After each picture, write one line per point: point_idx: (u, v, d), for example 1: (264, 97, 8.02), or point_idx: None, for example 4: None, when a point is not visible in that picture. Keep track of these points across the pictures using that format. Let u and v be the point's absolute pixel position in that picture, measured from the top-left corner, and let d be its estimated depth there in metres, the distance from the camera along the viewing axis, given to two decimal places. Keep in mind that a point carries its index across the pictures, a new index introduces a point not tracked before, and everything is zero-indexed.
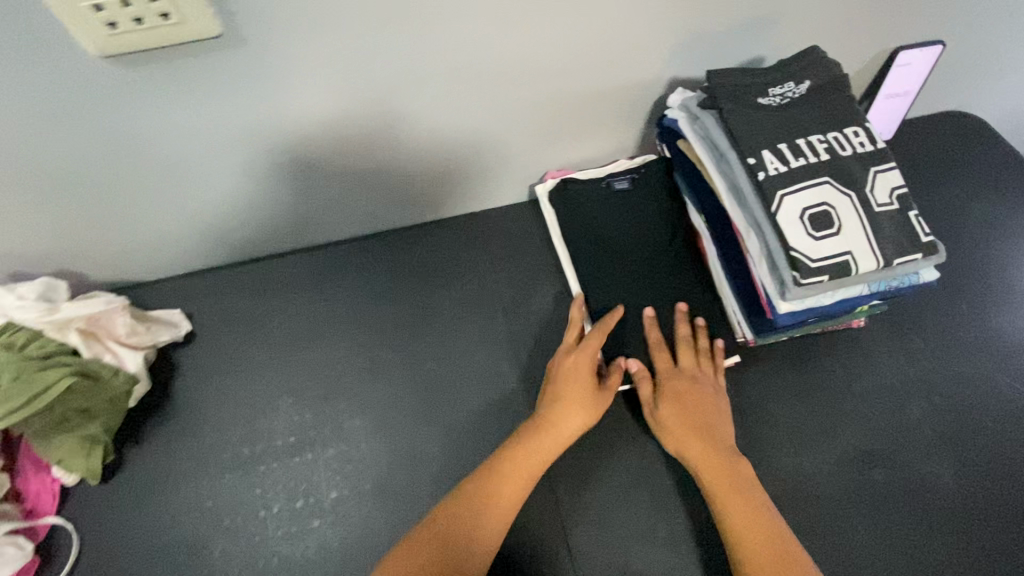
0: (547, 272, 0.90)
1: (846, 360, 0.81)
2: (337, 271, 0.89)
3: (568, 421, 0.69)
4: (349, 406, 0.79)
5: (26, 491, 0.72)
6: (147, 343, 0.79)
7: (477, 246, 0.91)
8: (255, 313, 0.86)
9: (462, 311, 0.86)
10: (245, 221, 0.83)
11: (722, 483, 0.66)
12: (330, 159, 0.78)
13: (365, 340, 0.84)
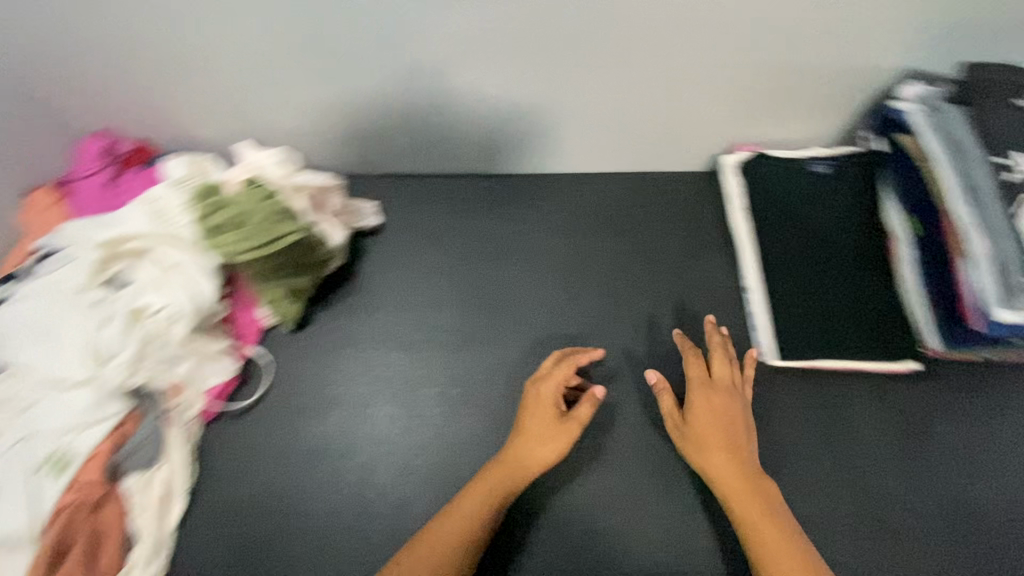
0: (717, 241, 0.90)
1: (815, 377, 0.80)
2: (513, 200, 0.94)
3: (519, 449, 0.70)
4: (508, 320, 0.86)
5: (235, 320, 0.84)
6: (347, 225, 0.90)
7: (650, 202, 0.93)
8: (431, 222, 0.93)
9: (627, 260, 0.89)
10: (441, 140, 0.90)
11: (745, 503, 0.65)
12: (530, 97, 0.82)
13: (530, 266, 0.89)
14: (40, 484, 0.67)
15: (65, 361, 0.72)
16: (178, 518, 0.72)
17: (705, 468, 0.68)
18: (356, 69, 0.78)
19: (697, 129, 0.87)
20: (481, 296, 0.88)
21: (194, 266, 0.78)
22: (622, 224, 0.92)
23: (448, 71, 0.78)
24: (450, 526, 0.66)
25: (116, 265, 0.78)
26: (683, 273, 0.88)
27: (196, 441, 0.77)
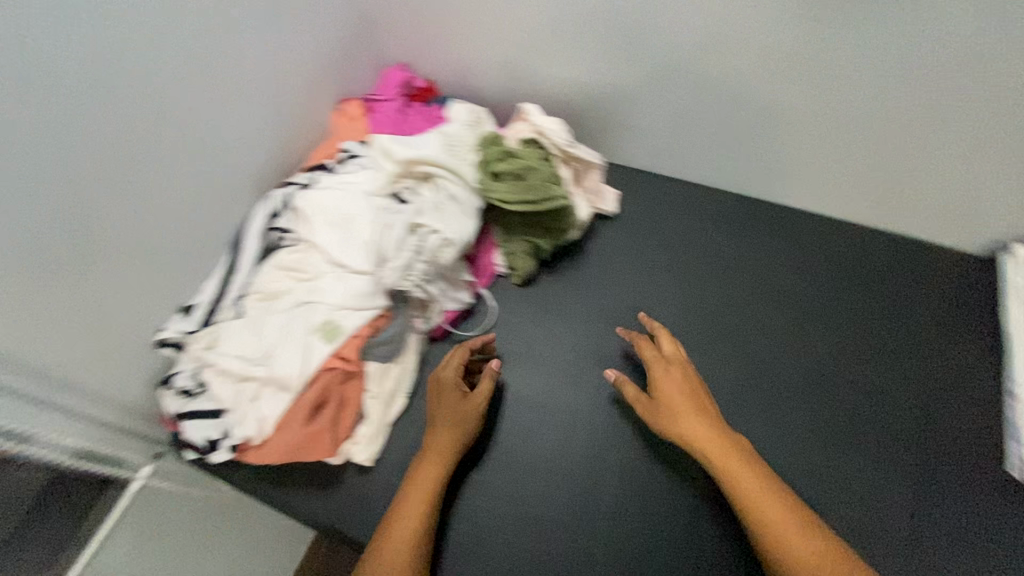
0: (963, 331, 0.91)
1: (723, 322, 0.93)
2: (748, 228, 1.01)
3: (435, 434, 0.76)
4: (724, 336, 0.92)
5: (479, 260, 0.94)
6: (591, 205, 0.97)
7: (888, 267, 0.96)
8: (663, 227, 1.02)
9: (853, 317, 0.92)
10: (698, 146, 1.00)
11: (717, 455, 0.69)
12: (801, 126, 0.89)
13: (755, 294, 0.95)
14: (314, 345, 0.77)
15: (351, 251, 0.82)
16: (396, 413, 0.82)
17: (679, 431, 0.72)
18: (659, 56, 0.90)
19: (959, 201, 0.89)
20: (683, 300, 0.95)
21: (466, 204, 0.88)
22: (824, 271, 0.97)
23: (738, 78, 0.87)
24: (414, 505, 0.70)
25: (404, 182, 0.88)
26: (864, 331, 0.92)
27: (419, 353, 0.87)
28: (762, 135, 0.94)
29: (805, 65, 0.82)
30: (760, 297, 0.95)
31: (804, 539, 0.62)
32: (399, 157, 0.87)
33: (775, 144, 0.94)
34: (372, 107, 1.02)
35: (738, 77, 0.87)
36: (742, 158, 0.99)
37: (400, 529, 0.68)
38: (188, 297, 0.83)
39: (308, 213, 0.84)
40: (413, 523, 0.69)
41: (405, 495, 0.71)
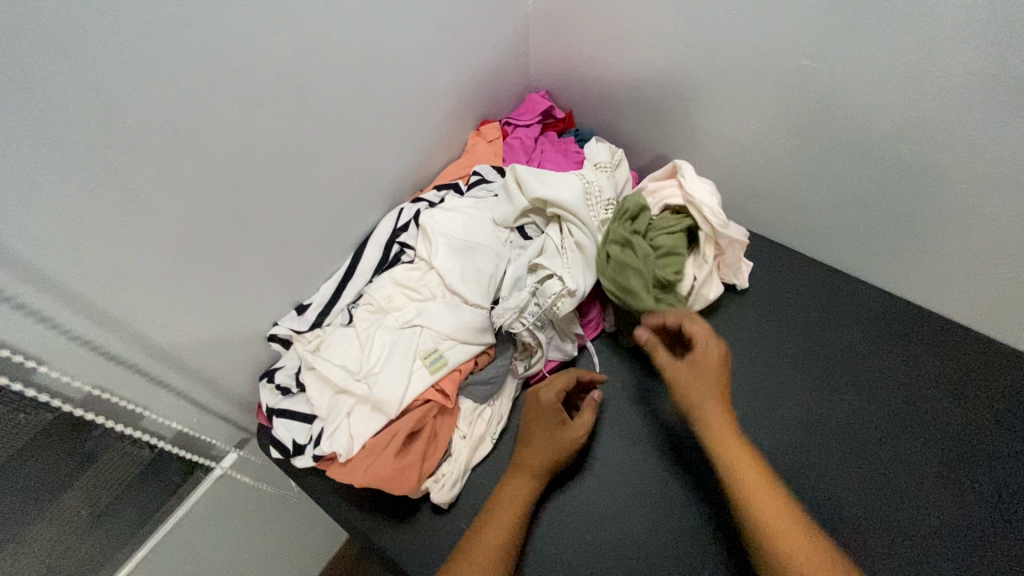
0: None
1: (784, 362, 0.87)
2: (873, 322, 0.90)
3: (525, 453, 0.73)
4: (837, 434, 0.79)
5: (588, 311, 0.91)
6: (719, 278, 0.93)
7: (1016, 379, 0.82)
8: (800, 316, 0.92)
9: (985, 437, 0.77)
10: (846, 230, 0.92)
11: (733, 448, 0.63)
12: (969, 236, 0.79)
13: (876, 394, 0.82)
14: (416, 371, 0.74)
15: (468, 281, 0.79)
16: (481, 457, 0.78)
17: (697, 408, 0.67)
18: (818, 130, 0.84)
19: None
20: (817, 399, 0.82)
21: (592, 256, 0.83)
22: (991, 399, 0.81)
23: (907, 170, 0.79)
24: (501, 518, 0.67)
25: (529, 219, 0.87)
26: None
27: (513, 397, 0.83)
28: (923, 236, 0.84)
29: (983, 172, 0.73)
30: (915, 414, 0.80)
31: (817, 564, 0.53)
32: (532, 194, 0.83)
33: (936, 248, 0.84)
34: (508, 131, 1.01)
35: (903, 169, 0.80)
36: (900, 256, 0.88)
37: (487, 538, 0.65)
38: (305, 295, 0.84)
39: (431, 233, 0.82)
40: (502, 535, 0.66)
41: (494, 509, 0.68)
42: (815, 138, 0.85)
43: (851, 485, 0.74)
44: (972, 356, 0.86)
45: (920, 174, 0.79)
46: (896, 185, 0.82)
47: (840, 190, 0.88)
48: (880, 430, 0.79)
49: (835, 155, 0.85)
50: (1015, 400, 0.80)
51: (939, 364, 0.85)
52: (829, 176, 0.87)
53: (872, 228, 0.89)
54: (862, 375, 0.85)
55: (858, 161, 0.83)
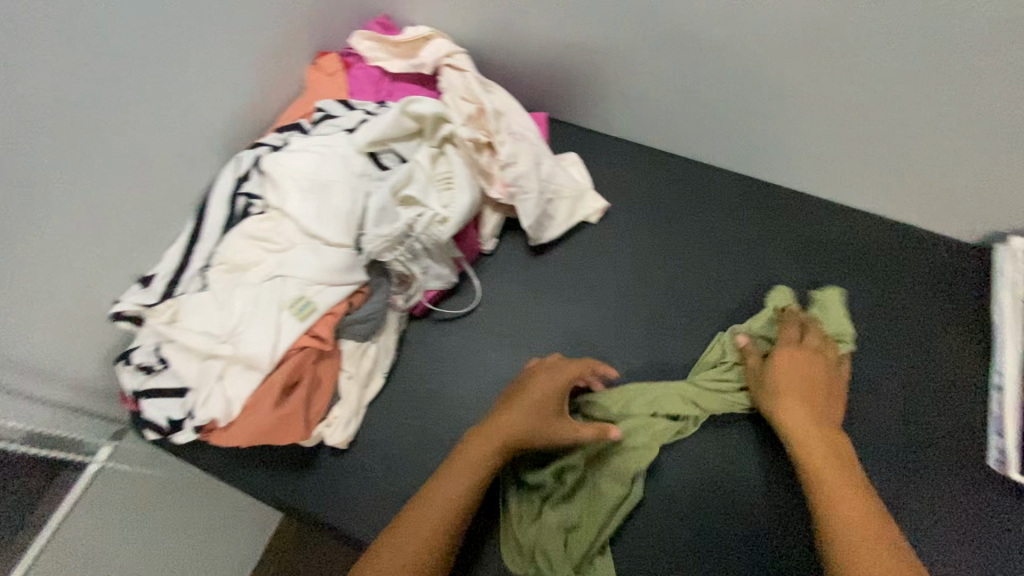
0: (921, 285, 0.86)
1: (642, 250, 0.91)
2: (727, 197, 0.95)
3: (506, 414, 0.70)
4: (686, 308, 0.87)
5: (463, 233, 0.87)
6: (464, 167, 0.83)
7: (838, 224, 0.92)
8: (660, 205, 0.94)
9: (804, 284, 0.88)
10: (687, 124, 0.94)
11: (809, 430, 0.70)
12: (788, 110, 0.85)
13: (721, 263, 0.90)
14: (285, 322, 0.72)
15: (327, 222, 0.76)
16: (373, 394, 0.78)
17: (788, 424, 0.71)
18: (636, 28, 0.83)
19: (951, 194, 0.85)
20: (705, 320, 0.86)
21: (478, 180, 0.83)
22: (826, 259, 0.90)
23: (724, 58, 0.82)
24: (455, 472, 0.65)
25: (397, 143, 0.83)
26: (923, 342, 0.82)
27: (399, 330, 0.82)
28: (751, 118, 0.89)
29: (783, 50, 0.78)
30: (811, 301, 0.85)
31: (854, 510, 0.62)
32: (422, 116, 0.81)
33: (765, 127, 0.89)
34: (350, 62, 0.95)
35: (719, 59, 0.82)
36: (742, 138, 0.92)
37: (436, 501, 0.63)
38: (151, 267, 0.77)
39: (279, 180, 0.78)
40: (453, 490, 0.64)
41: (448, 466, 0.67)
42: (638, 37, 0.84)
43: (690, 348, 0.84)
44: (807, 210, 0.93)
45: (739, 60, 0.81)
46: (721, 77, 0.85)
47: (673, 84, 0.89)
48: (720, 298, 0.88)
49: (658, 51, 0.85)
50: (844, 253, 0.90)
51: (777, 225, 0.92)
52: (661, 73, 0.88)
53: (710, 118, 0.91)
54: (710, 248, 0.91)
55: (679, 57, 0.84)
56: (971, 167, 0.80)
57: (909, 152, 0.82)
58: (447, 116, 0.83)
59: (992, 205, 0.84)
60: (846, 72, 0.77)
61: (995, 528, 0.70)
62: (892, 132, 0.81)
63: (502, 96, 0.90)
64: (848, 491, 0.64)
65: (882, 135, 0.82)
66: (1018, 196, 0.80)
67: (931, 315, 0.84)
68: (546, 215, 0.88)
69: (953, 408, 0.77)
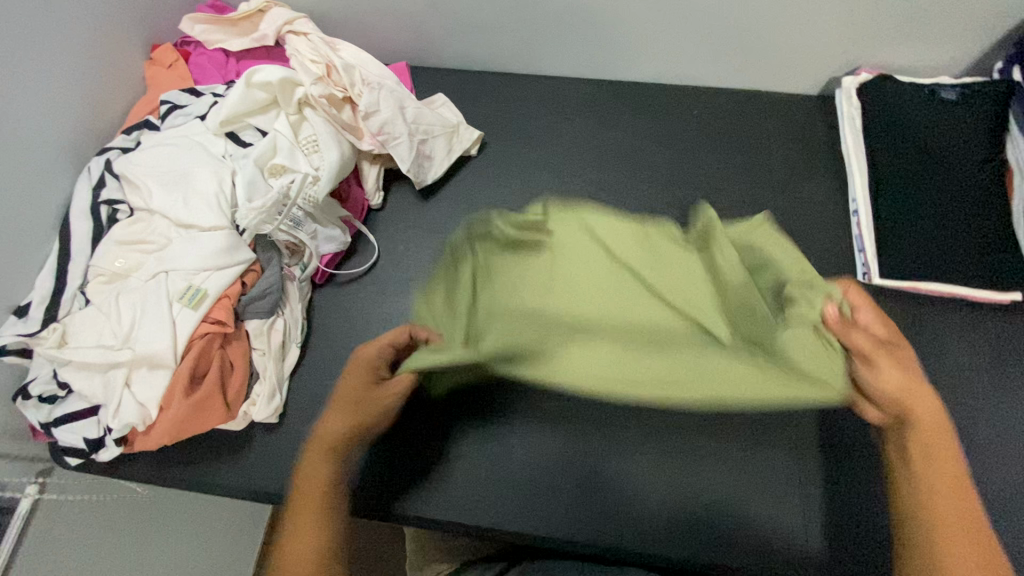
0: (781, 140, 0.93)
1: (526, 171, 0.94)
2: (595, 104, 0.98)
3: (330, 422, 0.59)
4: None
5: (346, 194, 0.87)
6: (329, 123, 0.83)
7: (700, 104, 0.97)
8: (534, 125, 0.97)
9: (681, 164, 0.92)
10: (540, 41, 0.96)
11: (924, 415, 0.52)
12: (621, 7, 0.88)
13: (602, 166, 0.93)
14: (178, 315, 0.71)
15: (198, 209, 0.75)
16: (292, 366, 0.78)
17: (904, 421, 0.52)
18: None
19: (784, 54, 0.91)
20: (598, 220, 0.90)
21: (343, 134, 0.83)
22: (695, 136, 0.94)
23: None
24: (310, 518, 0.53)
25: (251, 117, 0.82)
26: (790, 191, 0.89)
27: (304, 299, 0.81)
28: (592, 23, 0.91)
29: None
30: (688, 179, 0.91)
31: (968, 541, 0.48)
32: (268, 81, 0.80)
33: (609, 31, 0.92)
34: (190, 50, 0.91)
35: None
36: (592, 45, 0.95)
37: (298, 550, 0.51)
38: (21, 296, 0.74)
39: (137, 179, 0.76)
40: (314, 509, 0.54)
41: (310, 452, 0.57)
42: None
43: None
44: (671, 98, 0.98)
45: None
46: None
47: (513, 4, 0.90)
48: (607, 197, 0.91)
49: None
50: (711, 128, 0.94)
51: (647, 117, 0.96)
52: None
53: (557, 31, 0.94)
54: (590, 153, 0.94)
55: None
56: (796, 24, 0.86)
57: (741, 24, 0.87)
58: (296, 79, 0.83)
59: (821, 54, 0.90)
60: None
61: None
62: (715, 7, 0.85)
63: (352, 51, 0.90)
64: (940, 466, 0.50)
65: (708, 11, 0.86)
66: (835, 40, 0.87)
67: (790, 166, 0.91)
68: (423, 155, 0.88)
69: (821, 242, 0.85)
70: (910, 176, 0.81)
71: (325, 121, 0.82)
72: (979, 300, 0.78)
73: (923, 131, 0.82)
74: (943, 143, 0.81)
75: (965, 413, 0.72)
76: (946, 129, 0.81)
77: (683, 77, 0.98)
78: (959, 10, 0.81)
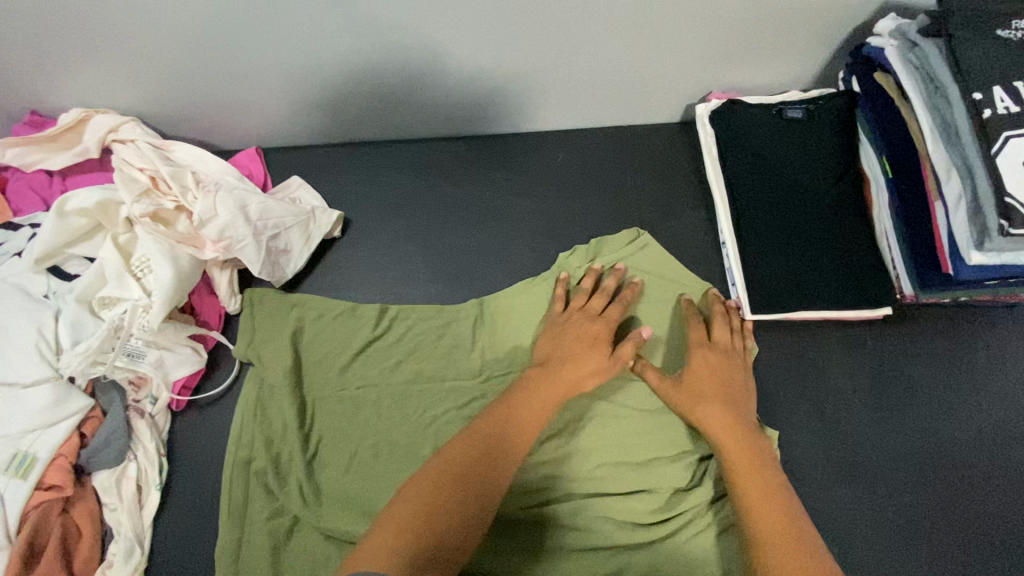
0: (649, 176, 0.91)
1: (396, 247, 0.89)
2: (460, 164, 0.94)
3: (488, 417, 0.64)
4: (455, 283, 0.87)
5: (198, 306, 0.81)
6: (162, 237, 0.76)
7: (566, 147, 0.94)
8: (399, 194, 0.92)
9: (554, 217, 0.90)
10: (388, 111, 0.90)
11: (714, 411, 0.68)
12: (457, 71, 0.83)
13: (474, 229, 0.90)
14: (6, 488, 0.65)
15: (17, 364, 0.69)
16: (154, 513, 0.71)
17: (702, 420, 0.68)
18: (261, 51, 0.78)
19: (634, 92, 0.89)
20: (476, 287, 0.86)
21: (178, 248, 0.77)
22: (564, 184, 0.91)
23: (362, 49, 0.79)
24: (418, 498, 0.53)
25: (72, 247, 0.76)
26: (662, 229, 0.87)
27: (162, 434, 0.75)
28: (435, 90, 0.86)
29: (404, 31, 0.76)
30: (564, 230, 0.89)
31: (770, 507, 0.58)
32: (83, 207, 0.74)
33: (454, 94, 0.87)
34: (7, 177, 0.85)
35: (361, 52, 0.79)
36: (444, 108, 0.90)
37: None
38: None
39: None
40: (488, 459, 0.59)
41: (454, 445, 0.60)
42: (273, 58, 0.79)
43: None
44: (537, 146, 0.94)
45: (379, 45, 0.78)
46: (382, 61, 0.81)
47: (345, 83, 0.85)
48: (482, 262, 0.88)
49: (301, 62, 0.80)
50: (580, 172, 0.92)
51: (515, 171, 0.93)
52: (323, 79, 0.84)
53: (402, 99, 0.88)
54: (460, 217, 0.91)
55: (323, 58, 0.80)
56: (634, 67, 0.84)
57: (580, 73, 0.85)
58: (117, 198, 0.77)
59: (669, 87, 0.88)
60: (485, 30, 0.76)
61: (767, 369, 0.77)
62: (550, 62, 0.82)
63: (184, 151, 0.84)
64: (753, 474, 0.62)
65: (545, 65, 0.83)
66: (677, 75, 0.86)
67: (660, 202, 0.89)
68: (277, 251, 0.83)
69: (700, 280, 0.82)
70: (768, 202, 0.79)
71: (155, 236, 0.76)
72: (855, 319, 0.77)
73: (776, 154, 0.81)
74: (792, 166, 0.80)
75: (854, 448, 0.73)
76: (794, 149, 0.81)
77: (548, 122, 0.94)
78: (801, 26, 0.79)
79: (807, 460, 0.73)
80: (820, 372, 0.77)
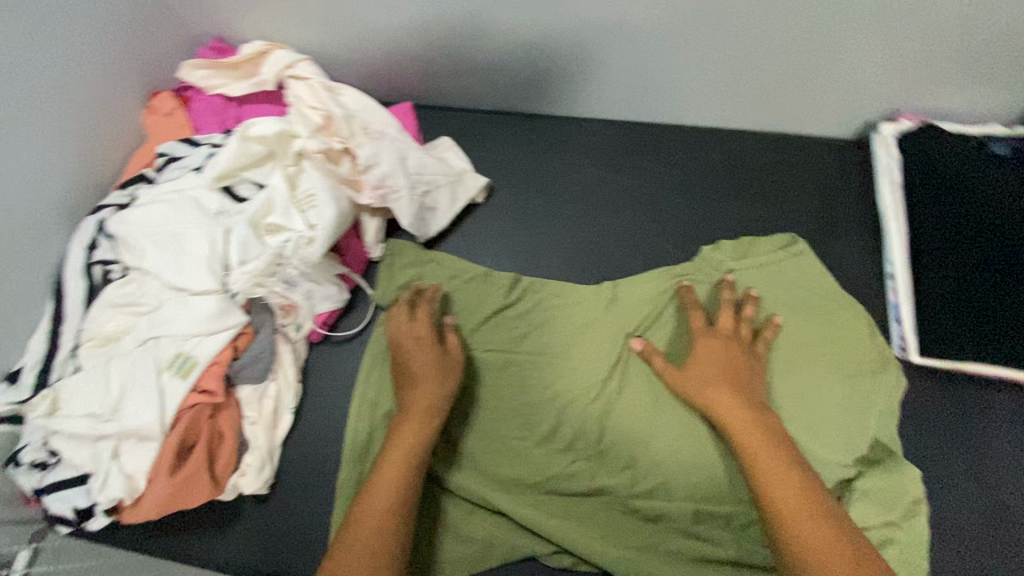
0: (809, 191, 0.86)
1: (536, 222, 0.89)
2: (610, 147, 0.92)
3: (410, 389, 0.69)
4: (590, 268, 0.86)
5: (345, 247, 0.84)
6: (329, 178, 0.79)
7: (723, 147, 0.90)
8: (545, 169, 0.92)
9: (701, 217, 0.86)
10: (551, 86, 0.89)
11: (728, 401, 0.67)
12: (637, 57, 0.81)
13: (616, 216, 0.88)
14: (167, 385, 0.69)
15: (189, 272, 0.73)
16: (285, 432, 0.76)
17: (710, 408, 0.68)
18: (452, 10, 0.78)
19: (815, 102, 0.83)
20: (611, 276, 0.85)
21: (342, 190, 0.79)
22: (716, 185, 0.88)
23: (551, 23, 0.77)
24: (384, 485, 0.62)
25: (246, 171, 0.79)
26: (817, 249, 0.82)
27: (299, 360, 0.79)
28: (607, 72, 0.84)
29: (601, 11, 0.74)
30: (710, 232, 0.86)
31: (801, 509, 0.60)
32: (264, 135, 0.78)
33: (625, 78, 0.85)
34: (189, 95, 0.90)
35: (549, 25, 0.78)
36: (608, 91, 0.88)
37: (376, 503, 0.61)
38: (14, 360, 0.72)
39: (130, 239, 0.74)
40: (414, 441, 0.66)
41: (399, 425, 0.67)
42: (461, 19, 0.80)
43: None
44: (693, 140, 0.91)
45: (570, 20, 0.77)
46: (566, 37, 0.79)
47: (521, 53, 0.84)
48: (620, 251, 0.86)
49: (487, 26, 0.80)
50: (735, 174, 0.88)
51: (666, 164, 0.90)
52: (501, 46, 0.83)
53: (570, 76, 0.87)
54: (603, 202, 0.89)
55: (509, 24, 0.79)
56: (828, 76, 0.79)
57: (765, 76, 0.80)
58: (293, 131, 0.80)
59: (856, 101, 0.82)
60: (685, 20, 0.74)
61: (922, 418, 0.73)
62: (738, 61, 0.78)
63: (354, 95, 0.85)
64: (772, 467, 0.62)
65: (731, 63, 0.79)
66: (872, 90, 0.80)
67: (819, 220, 0.84)
68: (425, 208, 0.84)
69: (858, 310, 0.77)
70: (952, 239, 0.74)
71: (323, 176, 0.79)
72: None
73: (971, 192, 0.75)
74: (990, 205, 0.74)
75: (1013, 521, 0.68)
76: (995, 187, 0.75)
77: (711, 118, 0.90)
78: None
79: (958, 524, 0.68)
80: (980, 434, 0.72)
